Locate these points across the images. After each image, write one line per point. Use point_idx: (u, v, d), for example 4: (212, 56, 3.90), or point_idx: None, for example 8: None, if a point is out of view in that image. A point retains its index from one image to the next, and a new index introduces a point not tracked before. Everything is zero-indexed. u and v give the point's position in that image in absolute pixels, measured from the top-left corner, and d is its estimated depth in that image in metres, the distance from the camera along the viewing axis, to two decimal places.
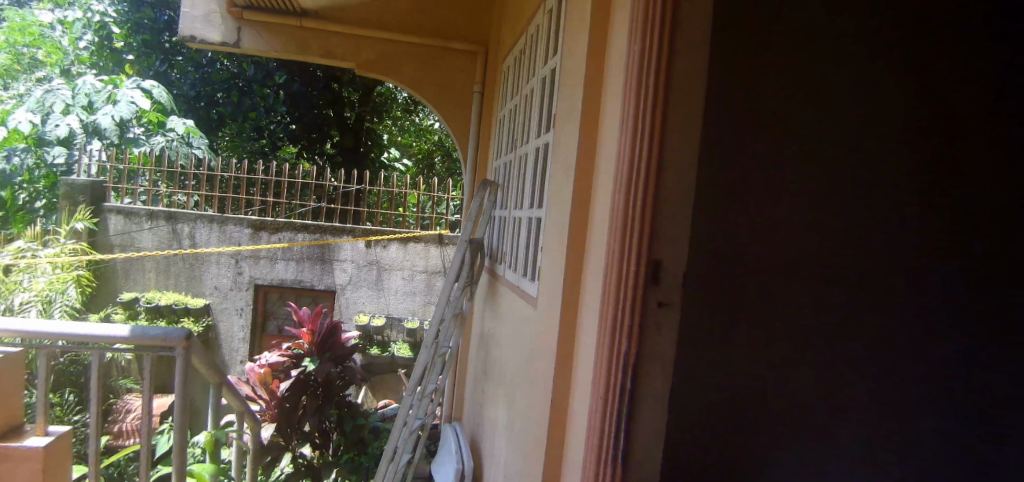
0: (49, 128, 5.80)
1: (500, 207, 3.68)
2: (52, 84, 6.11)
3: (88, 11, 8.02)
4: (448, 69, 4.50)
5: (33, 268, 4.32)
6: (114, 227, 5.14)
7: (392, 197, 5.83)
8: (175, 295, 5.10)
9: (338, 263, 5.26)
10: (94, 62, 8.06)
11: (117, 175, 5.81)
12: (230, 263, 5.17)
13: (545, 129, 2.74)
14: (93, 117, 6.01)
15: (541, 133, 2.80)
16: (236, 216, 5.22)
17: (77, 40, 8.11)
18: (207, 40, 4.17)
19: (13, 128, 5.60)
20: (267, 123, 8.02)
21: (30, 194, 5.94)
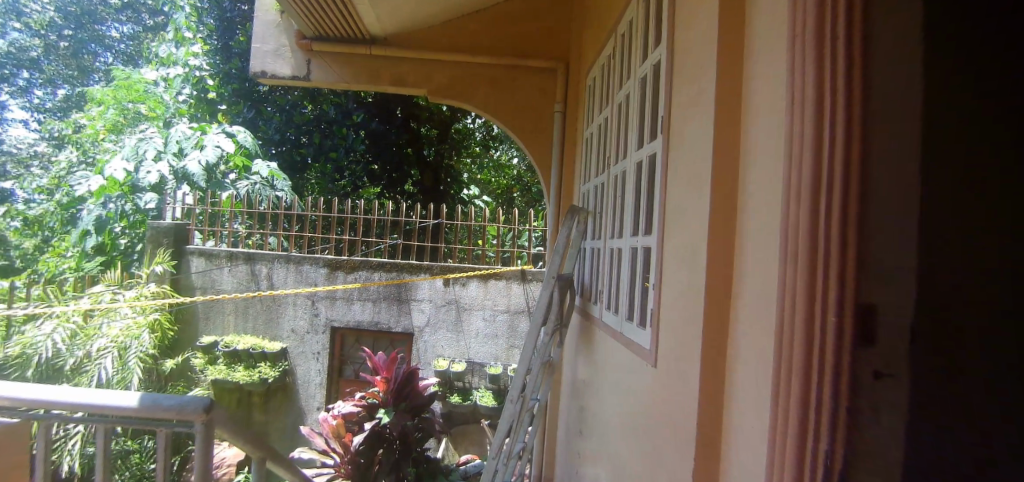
0: (142, 175, 6.30)
1: (594, 239, 3.14)
2: (146, 133, 6.67)
3: (187, 67, 8.65)
4: (526, 90, 4.10)
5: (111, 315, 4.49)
6: (196, 267, 5.20)
7: (470, 232, 5.46)
8: (253, 338, 5.08)
9: (415, 303, 4.92)
10: (192, 113, 8.60)
11: (202, 218, 6.11)
12: (308, 305, 5.04)
13: (651, 138, 2.22)
14: (182, 163, 6.44)
15: (645, 144, 2.28)
16: (312, 256, 5.04)
17: (178, 94, 8.72)
18: (277, 75, 4.06)
19: (110, 175, 6.12)
20: (348, 160, 8.08)
21: (131, 239, 6.46)
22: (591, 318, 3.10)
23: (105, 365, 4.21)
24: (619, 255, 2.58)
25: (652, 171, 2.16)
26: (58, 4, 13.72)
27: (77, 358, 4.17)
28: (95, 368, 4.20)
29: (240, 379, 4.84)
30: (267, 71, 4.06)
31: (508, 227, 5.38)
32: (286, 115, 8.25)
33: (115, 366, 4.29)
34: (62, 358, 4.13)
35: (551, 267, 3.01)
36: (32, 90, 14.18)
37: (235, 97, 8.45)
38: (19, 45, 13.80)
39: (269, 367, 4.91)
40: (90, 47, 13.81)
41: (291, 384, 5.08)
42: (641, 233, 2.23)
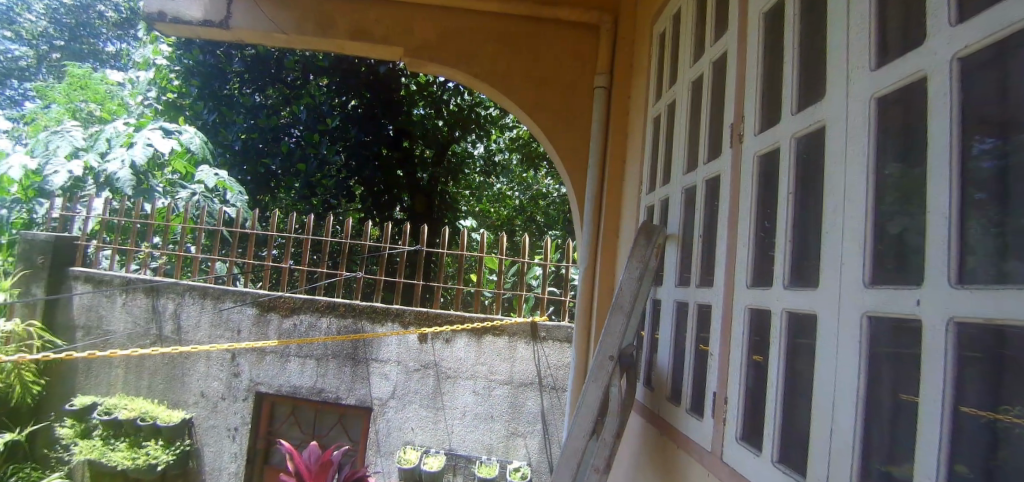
0: (48, 176, 4.83)
1: (684, 285, 1.67)
2: (67, 123, 5.15)
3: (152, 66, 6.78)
4: (552, 54, 2.74)
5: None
6: (78, 299, 3.92)
7: (462, 266, 3.88)
8: (145, 404, 3.59)
9: (376, 365, 3.43)
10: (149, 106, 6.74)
11: (122, 233, 4.16)
12: (226, 361, 3.57)
13: (924, 33, 0.81)
14: (104, 165, 4.90)
15: (892, 56, 0.88)
16: (237, 291, 3.60)
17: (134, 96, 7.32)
18: (181, 19, 2.66)
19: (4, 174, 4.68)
20: (321, 174, 6.36)
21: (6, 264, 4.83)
22: (675, 436, 1.60)
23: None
24: (787, 328, 1.12)
25: (954, 108, 0.73)
26: (53, 15, 11.47)
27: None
28: None
29: (118, 463, 3.33)
30: (168, 12, 2.67)
31: (514, 261, 3.85)
32: (250, 116, 6.46)
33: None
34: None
35: (610, 340, 1.62)
36: (22, 102, 12.09)
37: (199, 98, 6.51)
38: (8, 55, 11.54)
39: (160, 450, 3.39)
40: (84, 60, 11.70)
41: (195, 472, 3.54)
42: (907, 283, 0.79)
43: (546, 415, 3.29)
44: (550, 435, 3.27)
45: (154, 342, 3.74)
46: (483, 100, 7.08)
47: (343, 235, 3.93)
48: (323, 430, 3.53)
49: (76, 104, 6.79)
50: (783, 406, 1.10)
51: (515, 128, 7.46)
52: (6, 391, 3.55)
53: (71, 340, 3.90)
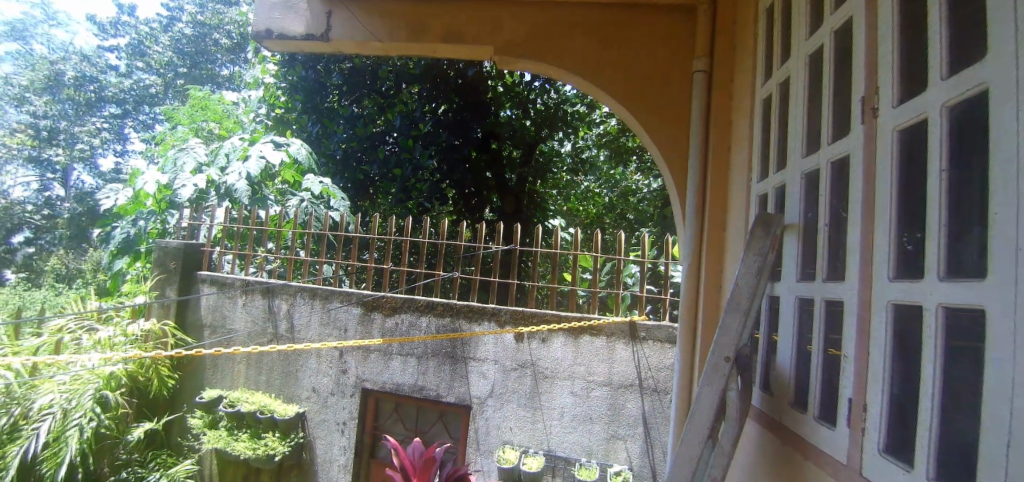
0: (178, 190, 5.31)
1: (807, 280, 1.51)
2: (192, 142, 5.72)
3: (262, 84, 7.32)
4: (646, 41, 2.62)
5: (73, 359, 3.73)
6: (204, 301, 4.32)
7: (557, 264, 3.81)
8: (264, 398, 3.86)
9: (474, 364, 3.46)
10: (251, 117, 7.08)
11: (240, 239, 4.50)
12: (334, 359, 3.76)
13: None
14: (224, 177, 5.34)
15: None
16: (343, 291, 3.79)
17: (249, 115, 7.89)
18: (286, 34, 2.80)
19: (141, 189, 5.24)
20: (415, 179, 6.52)
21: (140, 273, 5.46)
22: (801, 445, 1.45)
23: (38, 431, 3.34)
24: (942, 328, 0.95)
25: None
26: (177, 45, 12.67)
27: (9, 418, 3.38)
28: (27, 436, 3.35)
29: (242, 452, 3.61)
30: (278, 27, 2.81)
31: (608, 259, 3.72)
32: (349, 126, 6.80)
33: (51, 431, 3.38)
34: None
35: (721, 340, 1.49)
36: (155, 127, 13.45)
37: (304, 112, 6.96)
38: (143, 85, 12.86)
39: (278, 441, 3.64)
40: (203, 83, 12.77)
41: (309, 463, 3.76)
42: None
43: (648, 419, 3.15)
44: (652, 440, 3.13)
45: (271, 340, 4.02)
46: (569, 97, 7.03)
47: (439, 236, 3.98)
48: (424, 426, 3.63)
49: (199, 124, 7.45)
50: (942, 416, 0.94)
51: (603, 123, 7.29)
52: (146, 383, 3.96)
53: (199, 338, 4.28)
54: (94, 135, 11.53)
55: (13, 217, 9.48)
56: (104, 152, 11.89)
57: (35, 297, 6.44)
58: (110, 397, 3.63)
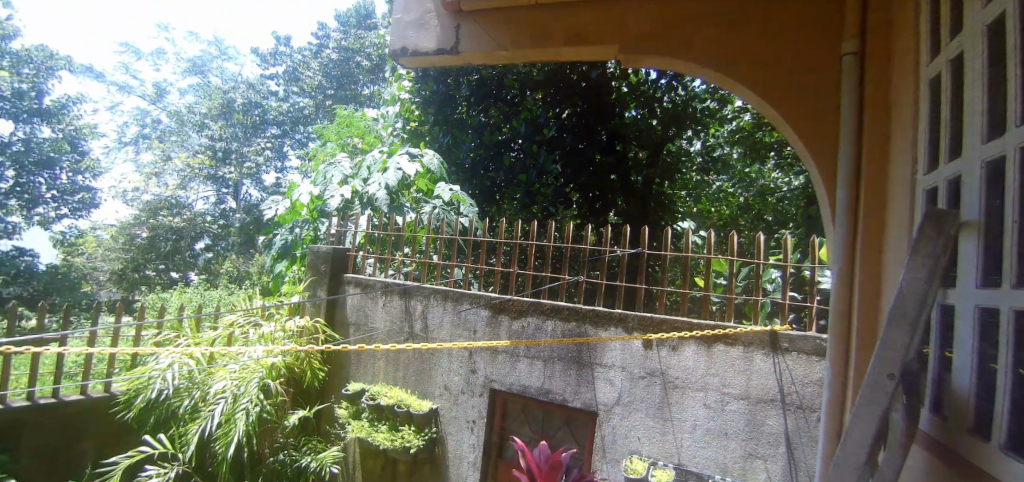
0: (328, 200, 5.87)
1: (993, 286, 1.26)
2: (340, 157, 6.35)
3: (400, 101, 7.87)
4: (785, 24, 2.36)
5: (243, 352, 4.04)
6: (351, 301, 4.74)
7: (687, 269, 3.61)
8: (401, 394, 4.12)
9: (601, 370, 3.40)
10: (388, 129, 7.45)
11: (380, 244, 4.86)
12: (464, 359, 3.92)
13: None
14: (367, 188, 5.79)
15: None
16: (473, 294, 3.94)
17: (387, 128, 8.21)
18: (420, 50, 2.89)
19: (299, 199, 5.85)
20: (540, 183, 6.55)
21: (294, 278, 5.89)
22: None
23: (213, 412, 3.53)
24: None
25: None
26: (327, 70, 13.90)
27: (191, 401, 3.62)
28: (205, 415, 3.55)
29: (381, 442, 3.87)
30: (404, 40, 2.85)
31: (745, 263, 3.47)
32: (476, 134, 7.08)
33: (223, 414, 3.55)
34: (179, 398, 3.62)
35: (884, 355, 1.30)
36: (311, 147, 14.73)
37: (436, 124, 7.40)
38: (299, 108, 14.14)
39: (414, 435, 3.88)
40: (347, 103, 14.09)
41: (441, 457, 3.95)
42: None
43: (792, 438, 2.85)
44: (799, 463, 2.82)
45: (407, 339, 4.29)
46: (699, 93, 6.72)
47: (565, 240, 3.97)
48: (550, 430, 3.64)
49: (346, 141, 8.08)
50: None
51: (736, 118, 6.86)
52: (301, 373, 4.39)
53: (345, 335, 4.69)
54: (261, 154, 12.86)
55: (194, 225, 11.30)
56: (268, 170, 13.15)
57: (212, 295, 7.42)
58: (276, 388, 3.76)
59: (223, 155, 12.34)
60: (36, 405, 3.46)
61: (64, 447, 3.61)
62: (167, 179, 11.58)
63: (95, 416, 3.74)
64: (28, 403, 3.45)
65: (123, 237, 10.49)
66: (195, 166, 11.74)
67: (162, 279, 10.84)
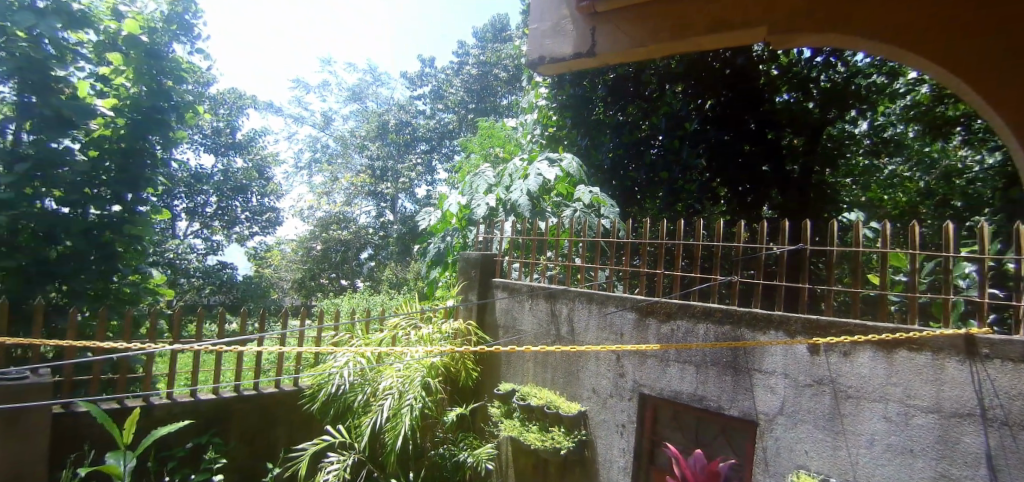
0: (474, 209, 6.13)
1: None
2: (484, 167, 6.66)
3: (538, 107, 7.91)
4: None
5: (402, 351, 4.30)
6: (500, 305, 4.94)
7: (859, 266, 3.20)
8: (550, 395, 4.18)
9: (761, 376, 3.15)
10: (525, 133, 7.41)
11: (524, 249, 4.96)
12: (612, 362, 3.90)
13: None
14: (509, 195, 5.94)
15: None
16: (619, 296, 3.89)
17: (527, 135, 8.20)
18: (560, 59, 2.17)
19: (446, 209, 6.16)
20: (686, 179, 6.28)
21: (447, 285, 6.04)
22: None
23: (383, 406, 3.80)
24: None
25: None
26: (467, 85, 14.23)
27: (365, 395, 3.96)
28: (377, 407, 3.84)
29: (533, 442, 3.91)
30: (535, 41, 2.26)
31: (931, 257, 3.02)
32: (615, 133, 6.80)
33: (392, 408, 3.79)
34: (354, 392, 3.97)
35: None
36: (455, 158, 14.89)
37: (575, 126, 7.28)
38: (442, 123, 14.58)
39: (564, 436, 3.91)
40: (488, 115, 14.15)
41: (591, 460, 3.96)
42: None
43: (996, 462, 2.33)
44: None
45: (554, 341, 4.36)
46: (863, 68, 5.98)
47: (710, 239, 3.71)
48: (705, 438, 3.44)
49: (487, 155, 7.65)
50: None
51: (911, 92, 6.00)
52: (456, 372, 4.66)
53: (495, 337, 4.89)
54: (413, 170, 13.27)
55: (359, 237, 12.33)
56: (420, 183, 13.81)
57: (375, 298, 8.18)
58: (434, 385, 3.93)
59: (381, 174, 13.38)
60: (242, 395, 3.97)
61: (264, 431, 4.10)
62: (335, 197, 13.20)
63: (289, 406, 4.19)
64: (233, 395, 3.97)
65: (303, 249, 12.23)
66: (358, 185, 13.00)
67: (333, 286, 12.24)
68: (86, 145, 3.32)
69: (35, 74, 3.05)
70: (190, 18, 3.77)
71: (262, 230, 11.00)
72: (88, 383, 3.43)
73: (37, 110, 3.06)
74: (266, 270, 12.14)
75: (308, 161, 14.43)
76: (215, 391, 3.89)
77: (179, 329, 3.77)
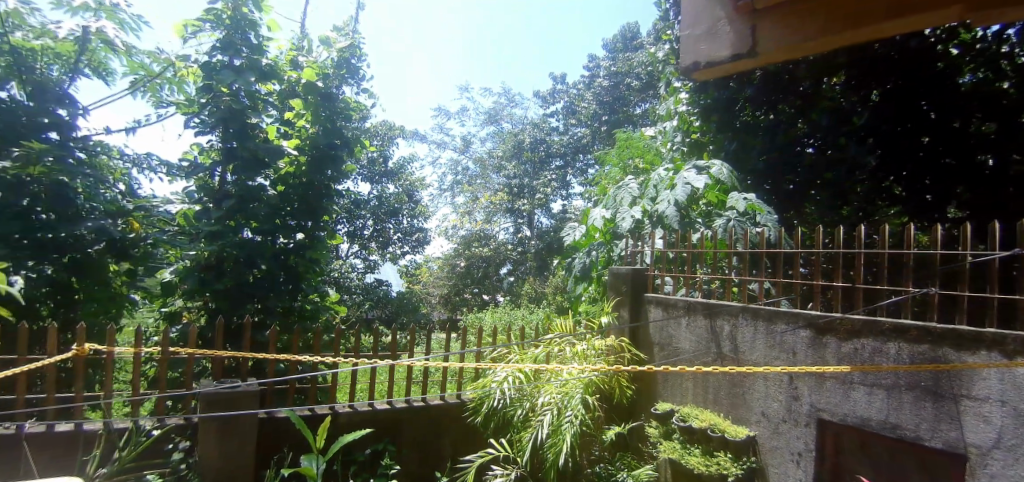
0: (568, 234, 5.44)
1: None
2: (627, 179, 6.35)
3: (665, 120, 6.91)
4: None
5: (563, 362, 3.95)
6: (653, 320, 4.05)
7: None
8: (712, 417, 3.43)
9: (971, 404, 2.34)
10: (655, 138, 6.94)
11: (661, 260, 4.17)
12: (783, 383, 3.14)
13: None
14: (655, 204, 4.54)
15: None
16: (788, 309, 3.11)
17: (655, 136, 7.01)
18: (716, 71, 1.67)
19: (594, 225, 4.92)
20: (852, 180, 5.15)
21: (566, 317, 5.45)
22: None
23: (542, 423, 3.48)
24: None
25: None
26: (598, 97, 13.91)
27: (524, 410, 3.68)
28: (536, 424, 3.54)
29: (695, 466, 3.12)
30: (688, 51, 1.74)
31: None
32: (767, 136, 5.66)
33: (553, 425, 3.48)
34: (514, 406, 3.74)
35: None
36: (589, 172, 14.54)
37: (718, 133, 6.07)
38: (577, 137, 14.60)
39: (730, 462, 3.11)
40: (622, 127, 13.58)
41: None
42: None
43: None
44: None
45: (713, 361, 3.55)
46: None
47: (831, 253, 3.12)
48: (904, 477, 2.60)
49: (626, 163, 7.09)
50: None
51: None
52: (609, 391, 3.90)
53: (650, 355, 4.05)
54: (549, 185, 13.31)
55: (499, 252, 12.84)
56: (556, 199, 13.80)
57: (515, 313, 8.33)
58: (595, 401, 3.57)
59: (518, 191, 13.47)
60: (410, 405, 3.80)
61: (427, 443, 3.88)
62: (477, 215, 13.31)
63: (450, 419, 3.97)
64: (405, 404, 3.80)
65: (448, 266, 12.81)
66: (498, 202, 13.23)
67: (477, 301, 12.66)
68: (274, 180, 3.78)
69: (237, 121, 3.52)
70: (357, 63, 4.15)
71: (413, 248, 11.59)
72: (285, 392, 3.48)
73: (240, 153, 3.54)
74: (416, 286, 12.90)
75: (450, 183, 14.89)
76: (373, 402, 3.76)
77: (354, 341, 4.00)
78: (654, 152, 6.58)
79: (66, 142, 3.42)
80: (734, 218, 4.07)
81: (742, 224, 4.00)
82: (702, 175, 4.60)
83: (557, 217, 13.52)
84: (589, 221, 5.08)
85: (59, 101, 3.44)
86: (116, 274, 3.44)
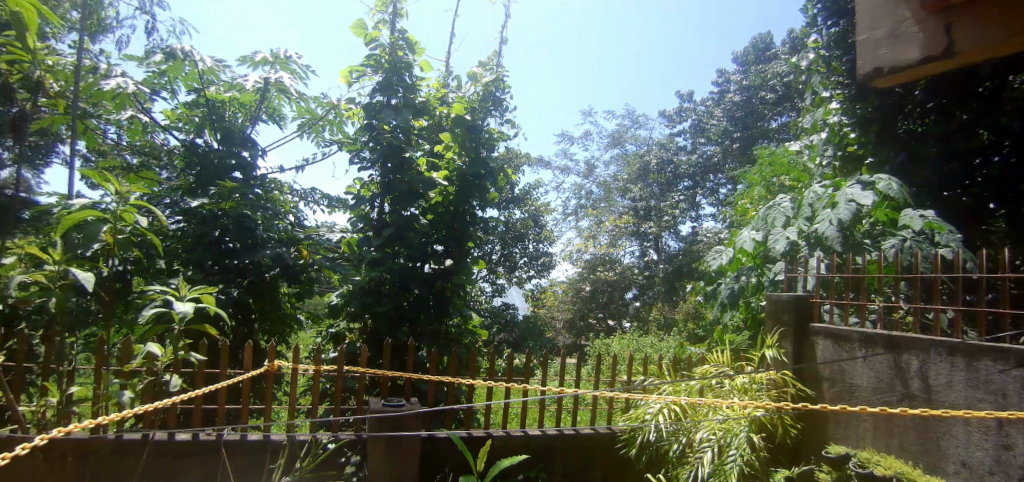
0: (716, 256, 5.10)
1: None
2: (775, 197, 5.94)
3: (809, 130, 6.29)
4: None
5: (722, 396, 3.73)
6: (823, 356, 3.63)
7: None
8: (901, 465, 2.99)
9: None
10: (802, 152, 6.41)
11: (836, 288, 3.76)
12: (991, 430, 2.70)
13: None
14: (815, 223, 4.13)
15: None
16: (998, 346, 2.65)
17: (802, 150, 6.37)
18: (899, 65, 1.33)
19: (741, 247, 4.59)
20: None
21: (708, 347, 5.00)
22: None
23: (702, 460, 3.29)
24: None
25: None
26: (730, 113, 12.92)
27: (681, 445, 3.49)
28: (693, 461, 3.37)
29: None
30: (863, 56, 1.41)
31: None
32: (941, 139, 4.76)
33: (714, 463, 3.27)
34: (671, 440, 3.55)
35: None
36: (720, 191, 13.33)
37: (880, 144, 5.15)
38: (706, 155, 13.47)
39: None
40: (760, 144, 12.42)
41: None
42: None
43: None
44: None
45: (903, 402, 3.11)
46: None
47: (996, 271, 2.74)
48: None
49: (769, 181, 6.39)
50: None
51: None
52: (772, 431, 3.62)
53: (820, 393, 3.65)
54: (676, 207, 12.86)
55: (625, 277, 12.63)
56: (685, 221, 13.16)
57: (646, 339, 8.03)
58: (760, 440, 3.32)
59: (644, 213, 13.12)
60: (561, 433, 3.75)
61: (578, 474, 3.81)
62: (601, 239, 13.25)
63: (602, 448, 3.87)
64: (557, 432, 3.77)
65: (574, 290, 12.92)
66: (622, 225, 13.06)
67: (602, 326, 12.80)
68: (426, 209, 3.99)
69: (396, 156, 3.84)
70: (501, 95, 4.24)
71: (540, 272, 11.75)
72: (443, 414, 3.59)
73: (397, 185, 3.82)
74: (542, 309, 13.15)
75: (575, 208, 14.80)
76: (525, 429, 3.73)
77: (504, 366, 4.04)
78: (802, 167, 6.03)
79: (249, 181, 3.90)
80: (910, 239, 3.62)
81: (920, 245, 3.56)
82: (869, 192, 4.13)
83: (687, 242, 12.68)
84: (735, 243, 4.77)
85: (243, 145, 3.94)
86: (287, 297, 3.81)
